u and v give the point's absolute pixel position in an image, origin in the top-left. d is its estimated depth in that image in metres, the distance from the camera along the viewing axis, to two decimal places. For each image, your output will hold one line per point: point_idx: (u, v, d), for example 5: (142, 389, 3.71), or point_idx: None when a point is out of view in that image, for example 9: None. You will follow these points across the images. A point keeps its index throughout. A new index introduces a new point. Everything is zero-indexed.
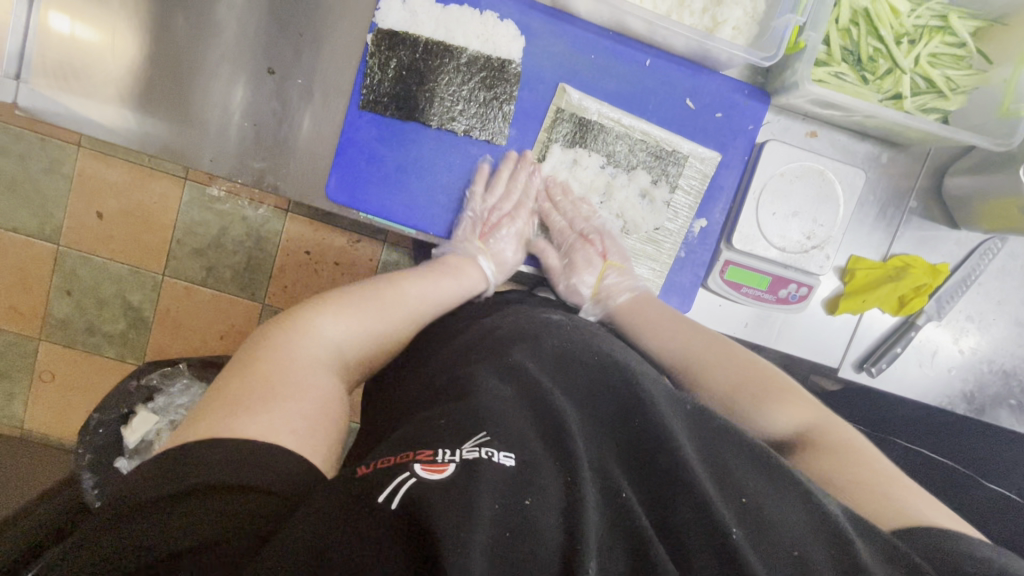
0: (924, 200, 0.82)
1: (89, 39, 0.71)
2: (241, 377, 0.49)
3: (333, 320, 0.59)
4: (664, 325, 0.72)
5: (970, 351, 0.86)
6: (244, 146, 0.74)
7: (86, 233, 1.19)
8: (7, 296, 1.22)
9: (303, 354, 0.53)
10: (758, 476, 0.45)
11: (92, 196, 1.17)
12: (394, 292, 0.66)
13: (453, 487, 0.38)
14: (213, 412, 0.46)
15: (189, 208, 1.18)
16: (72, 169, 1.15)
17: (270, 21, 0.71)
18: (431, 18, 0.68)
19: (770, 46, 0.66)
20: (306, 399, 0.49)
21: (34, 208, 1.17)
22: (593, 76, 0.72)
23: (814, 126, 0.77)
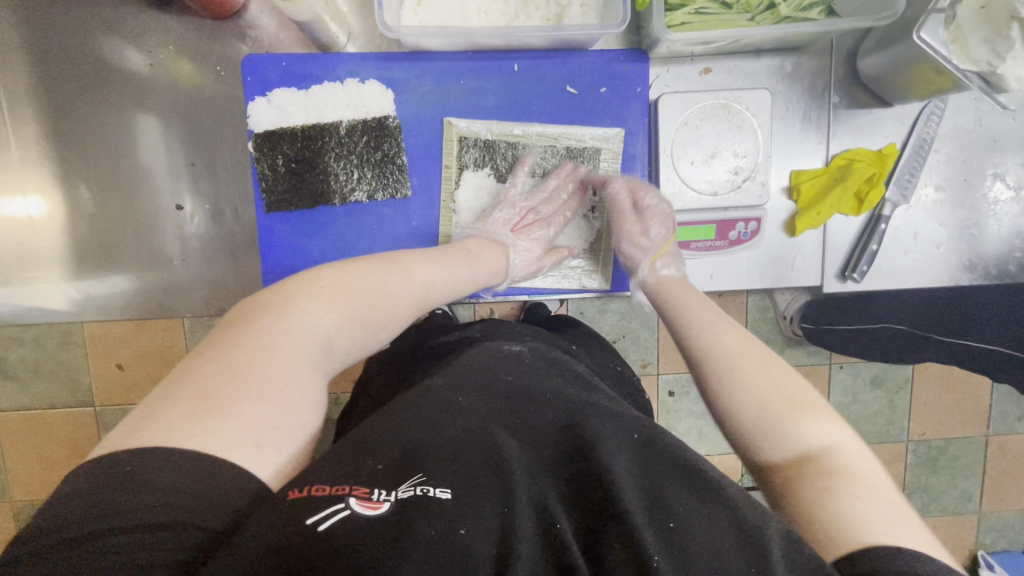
0: (846, 89, 0.78)
1: (16, 235, 0.77)
2: (216, 363, 0.46)
3: (324, 307, 0.54)
4: (743, 368, 0.57)
5: (954, 218, 0.82)
6: (183, 279, 0.79)
7: (113, 387, 1.26)
8: (67, 468, 1.30)
9: (287, 343, 0.49)
10: (688, 495, 0.44)
11: (106, 352, 1.24)
12: (384, 274, 0.61)
13: (386, 528, 0.39)
14: (174, 408, 0.43)
15: (194, 332, 1.24)
16: (81, 334, 1.23)
17: (166, 160, 0.76)
18: (299, 106, 0.70)
19: (617, 13, 0.65)
20: (278, 401, 0.46)
21: (62, 381, 1.25)
22: (470, 100, 0.72)
23: (705, 62, 0.75)
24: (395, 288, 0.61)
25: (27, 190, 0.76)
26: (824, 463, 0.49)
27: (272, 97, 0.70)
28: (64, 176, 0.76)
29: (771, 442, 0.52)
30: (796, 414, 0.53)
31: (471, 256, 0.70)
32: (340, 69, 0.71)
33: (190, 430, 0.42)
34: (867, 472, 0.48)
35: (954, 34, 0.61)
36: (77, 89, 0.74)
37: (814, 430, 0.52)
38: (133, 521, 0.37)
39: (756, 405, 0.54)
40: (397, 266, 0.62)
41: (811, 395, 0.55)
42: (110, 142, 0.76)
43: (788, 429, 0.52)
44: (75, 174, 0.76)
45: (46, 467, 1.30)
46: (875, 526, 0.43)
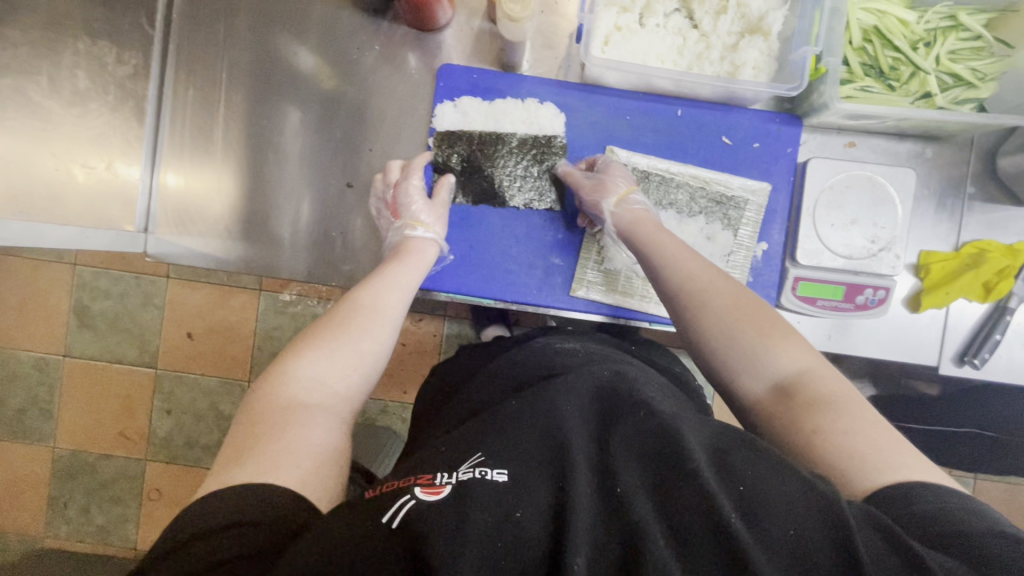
0: (981, 183, 0.82)
1: (198, 186, 0.84)
2: (243, 431, 0.49)
3: (314, 361, 0.56)
4: (709, 290, 0.61)
5: None
6: (326, 252, 0.84)
7: (179, 354, 1.31)
8: (115, 424, 1.32)
9: (292, 391, 0.53)
10: (739, 456, 0.43)
11: (181, 320, 1.31)
12: (364, 300, 0.64)
13: (446, 509, 0.40)
14: (220, 468, 0.46)
15: (265, 315, 1.30)
16: (163, 298, 1.30)
17: (342, 145, 0.84)
18: (481, 114, 0.78)
19: (794, 77, 0.72)
20: (301, 435, 0.49)
21: (134, 339, 1.31)
22: (632, 135, 0.79)
23: (850, 137, 0.80)
24: (388, 316, 0.64)
25: (221, 151, 0.84)
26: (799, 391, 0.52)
27: (458, 103, 0.78)
28: (256, 144, 0.84)
29: (747, 371, 0.56)
30: (765, 341, 0.56)
31: (417, 259, 0.72)
32: (523, 88, 0.79)
33: (275, 464, 0.46)
34: (840, 394, 0.50)
35: None
36: (282, 73, 0.84)
37: (786, 361, 0.54)
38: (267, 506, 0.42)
39: (725, 337, 0.58)
40: (375, 304, 0.64)
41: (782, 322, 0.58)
42: (274, 121, 0.84)
43: (765, 356, 0.55)
44: (265, 144, 0.84)
45: (96, 419, 1.33)
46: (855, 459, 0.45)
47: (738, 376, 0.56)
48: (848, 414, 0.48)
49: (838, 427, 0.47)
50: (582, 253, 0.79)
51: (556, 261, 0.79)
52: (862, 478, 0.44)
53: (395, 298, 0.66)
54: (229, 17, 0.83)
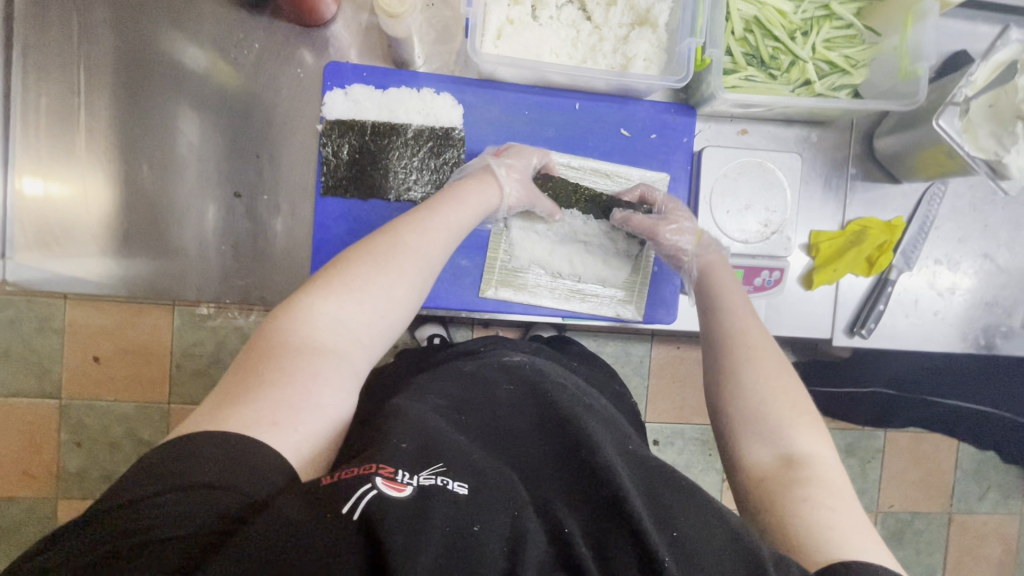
0: (862, 165, 0.87)
1: (64, 200, 0.76)
2: (240, 373, 0.47)
3: (328, 299, 0.52)
4: (755, 356, 0.61)
5: (948, 291, 0.90)
6: (224, 264, 0.79)
7: (88, 380, 1.15)
8: (18, 462, 1.17)
9: (305, 331, 0.50)
10: (656, 491, 0.48)
11: (86, 342, 1.14)
12: (413, 243, 0.59)
13: (408, 508, 0.39)
14: (201, 408, 0.44)
15: (183, 331, 1.16)
16: (62, 322, 1.13)
17: (228, 150, 0.78)
18: (373, 103, 0.74)
19: (680, 68, 0.72)
20: (302, 388, 0.46)
21: (28, 367, 1.14)
22: (531, 130, 0.78)
23: (742, 124, 0.83)
24: (426, 251, 0.60)
25: (86, 161, 0.77)
26: (797, 464, 0.54)
27: (349, 91, 0.74)
28: (127, 151, 0.78)
29: (755, 433, 0.57)
30: (789, 419, 0.56)
31: (480, 195, 0.68)
32: (417, 84, 0.76)
33: (273, 421, 0.43)
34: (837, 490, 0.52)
35: (966, 123, 0.71)
36: (150, 73, 0.77)
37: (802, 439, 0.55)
38: (226, 459, 0.40)
39: (757, 399, 0.58)
40: (418, 246, 0.59)
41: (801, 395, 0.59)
42: (161, 125, 0.78)
43: (783, 429, 0.56)
44: (138, 151, 0.78)
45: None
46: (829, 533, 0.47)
47: (748, 445, 0.56)
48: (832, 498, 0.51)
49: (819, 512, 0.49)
50: (490, 252, 0.78)
51: (463, 261, 0.78)
52: (817, 555, 0.46)
53: (436, 239, 0.61)
54: (84, 10, 0.75)
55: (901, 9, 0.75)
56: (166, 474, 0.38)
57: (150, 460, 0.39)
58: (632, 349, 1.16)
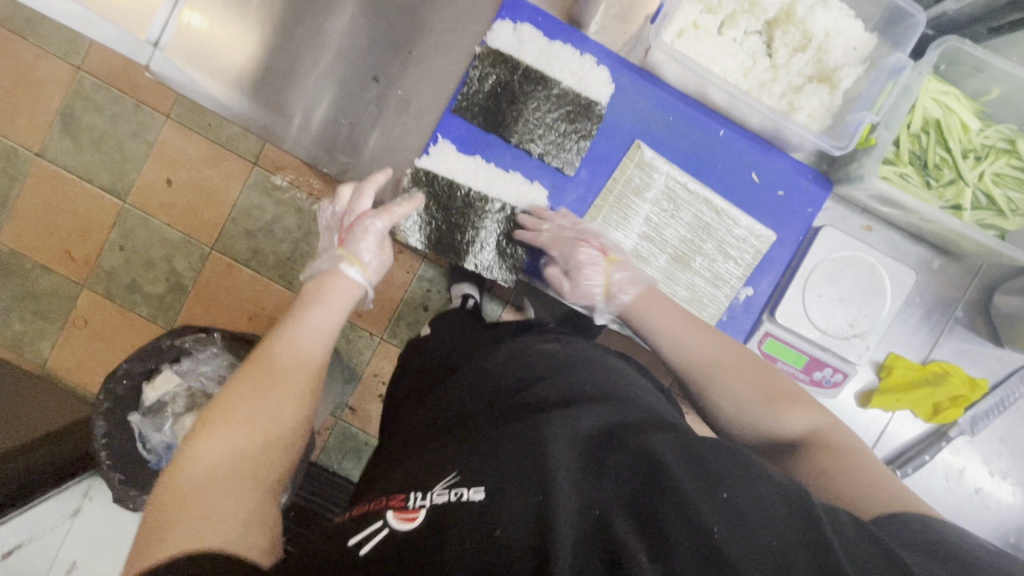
0: (970, 312, 0.83)
1: (240, 13, 0.79)
2: (168, 503, 0.46)
3: (225, 428, 0.51)
4: (726, 368, 0.63)
5: (998, 474, 0.84)
6: (334, 133, 0.82)
7: (153, 197, 1.20)
8: (63, 241, 1.21)
9: (218, 451, 0.50)
10: (682, 453, 0.43)
11: (167, 163, 1.19)
12: (288, 343, 0.60)
13: (419, 535, 0.39)
14: (144, 549, 0.44)
15: (250, 191, 1.19)
16: (156, 135, 1.18)
17: (383, 37, 0.81)
18: (536, 48, 0.75)
19: (842, 137, 0.70)
20: (220, 500, 0.46)
21: (110, 163, 1.19)
22: (667, 137, 0.77)
23: (870, 221, 0.80)
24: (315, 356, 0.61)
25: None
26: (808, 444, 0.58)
27: (519, 27, 0.74)
28: (303, 2, 0.80)
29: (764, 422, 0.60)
30: (774, 410, 0.60)
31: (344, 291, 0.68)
32: (582, 48, 0.75)
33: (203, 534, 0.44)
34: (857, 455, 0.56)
35: None
36: None
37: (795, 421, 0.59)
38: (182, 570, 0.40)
39: (741, 409, 0.61)
40: (290, 343, 0.60)
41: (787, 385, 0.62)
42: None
43: (775, 421, 0.60)
44: (309, 6, 0.80)
45: (45, 230, 1.21)
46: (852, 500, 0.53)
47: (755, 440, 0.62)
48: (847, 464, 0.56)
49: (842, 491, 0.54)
50: None
51: None
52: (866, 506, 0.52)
53: (320, 332, 0.62)
54: None
55: None
56: None
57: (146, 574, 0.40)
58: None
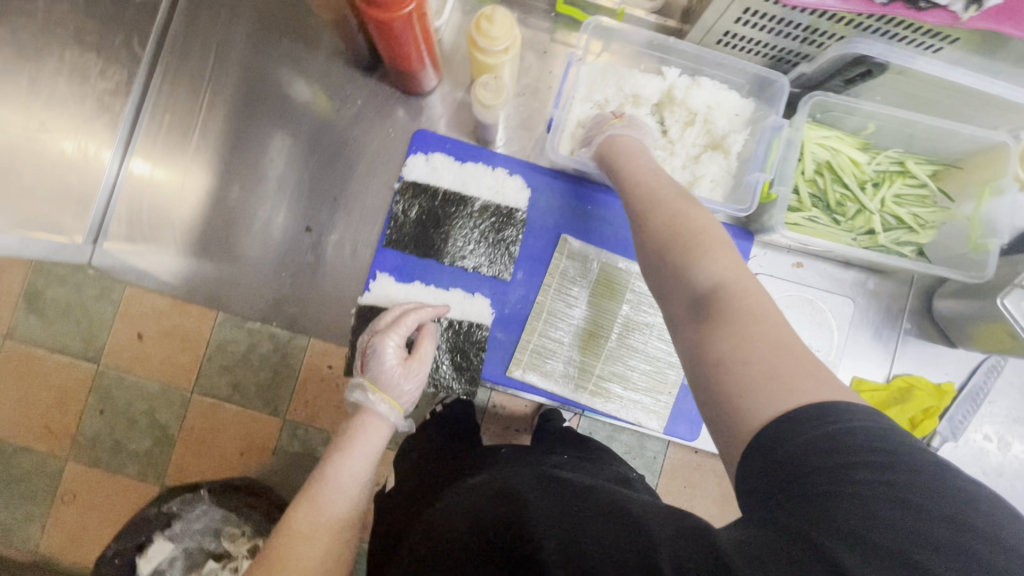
0: (917, 320, 0.86)
1: (163, 182, 0.84)
2: None
3: None
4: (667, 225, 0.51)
5: (992, 471, 0.85)
6: (279, 280, 0.84)
7: (126, 354, 1.19)
8: (43, 416, 1.19)
9: None
10: (614, 536, 0.35)
11: (136, 318, 1.19)
12: (319, 506, 0.57)
13: None
14: None
15: (222, 327, 1.18)
16: (120, 295, 1.19)
17: (311, 185, 0.85)
18: (450, 173, 0.80)
19: (745, 198, 0.75)
20: None
21: (80, 329, 1.20)
22: (588, 226, 0.81)
23: (798, 257, 0.84)
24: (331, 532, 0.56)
25: (193, 153, 0.85)
26: (718, 305, 0.44)
27: (430, 158, 0.80)
28: (224, 171, 0.85)
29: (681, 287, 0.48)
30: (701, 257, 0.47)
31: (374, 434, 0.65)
32: (493, 164, 0.81)
33: None
34: (786, 339, 0.41)
35: None
36: (264, 103, 0.85)
37: (715, 270, 0.46)
38: None
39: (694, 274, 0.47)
40: (319, 506, 0.57)
41: (714, 235, 0.49)
42: (262, 146, 0.85)
43: (701, 266, 0.47)
44: (232, 173, 0.85)
45: (24, 407, 1.20)
46: (771, 383, 0.38)
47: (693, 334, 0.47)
48: (769, 342, 0.40)
49: (741, 385, 0.39)
50: (526, 332, 0.79)
51: (499, 335, 0.80)
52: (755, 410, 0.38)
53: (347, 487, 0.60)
54: (223, 43, 0.85)
55: (980, 180, 0.75)
56: None
57: None
58: (647, 446, 1.11)
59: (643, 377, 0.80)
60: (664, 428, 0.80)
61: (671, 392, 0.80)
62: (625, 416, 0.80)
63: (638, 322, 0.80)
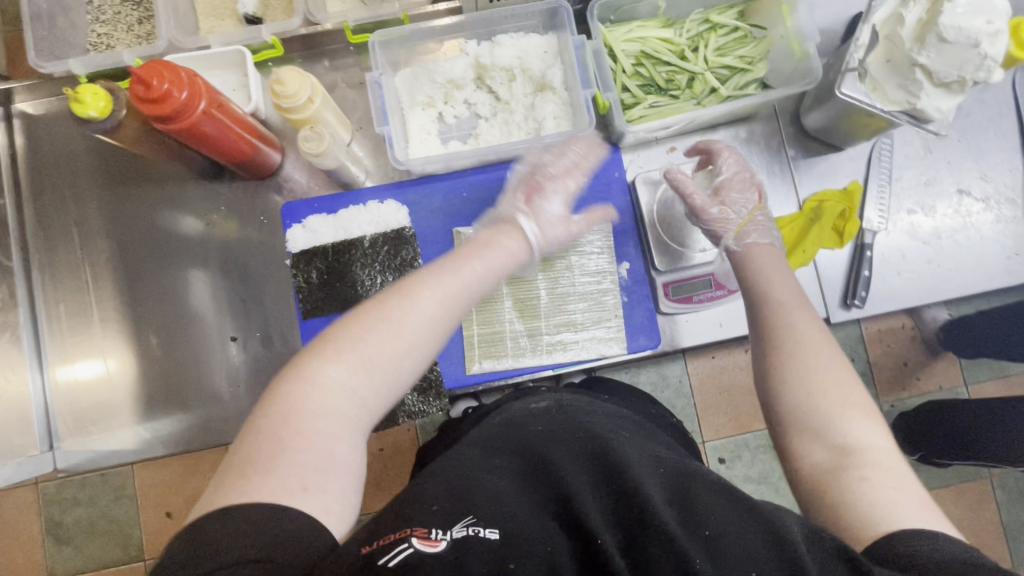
0: (799, 144, 0.89)
1: (87, 367, 0.86)
2: (278, 446, 0.46)
3: (343, 369, 0.51)
4: (816, 373, 0.56)
5: (934, 236, 0.88)
6: (236, 399, 0.86)
7: (164, 538, 1.20)
8: None
9: (317, 405, 0.49)
10: (735, 518, 0.44)
11: (157, 502, 1.20)
12: (428, 297, 0.56)
13: (445, 563, 0.40)
14: (230, 472, 0.46)
15: None
16: (133, 487, 1.20)
17: (223, 301, 0.88)
18: (330, 227, 0.83)
19: (584, 117, 0.79)
20: (316, 465, 0.47)
21: (113, 538, 1.20)
22: (473, 209, 0.85)
23: (669, 143, 0.88)
24: (429, 321, 0.55)
25: (101, 329, 0.87)
26: (859, 456, 0.51)
27: (306, 223, 0.83)
28: (138, 330, 0.87)
29: (816, 424, 0.54)
30: (843, 405, 0.54)
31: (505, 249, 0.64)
32: (363, 200, 0.84)
33: (303, 485, 0.45)
34: (912, 493, 0.48)
35: (872, 84, 0.72)
36: (146, 252, 0.88)
37: (866, 427, 0.53)
38: (268, 544, 0.40)
39: (831, 419, 0.54)
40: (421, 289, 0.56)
41: (861, 398, 0.55)
42: (165, 289, 0.88)
43: (838, 413, 0.54)
44: (147, 327, 0.87)
45: None
46: (876, 510, 0.46)
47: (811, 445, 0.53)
48: (898, 491, 0.48)
49: (871, 495, 0.47)
50: (466, 326, 0.82)
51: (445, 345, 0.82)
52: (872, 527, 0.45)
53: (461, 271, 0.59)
54: (82, 219, 0.88)
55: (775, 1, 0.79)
56: (216, 537, 0.39)
57: (200, 527, 0.40)
58: (669, 370, 1.13)
59: (593, 311, 0.83)
60: (628, 348, 0.83)
61: (620, 312, 0.83)
62: (590, 355, 0.82)
63: (567, 265, 0.83)
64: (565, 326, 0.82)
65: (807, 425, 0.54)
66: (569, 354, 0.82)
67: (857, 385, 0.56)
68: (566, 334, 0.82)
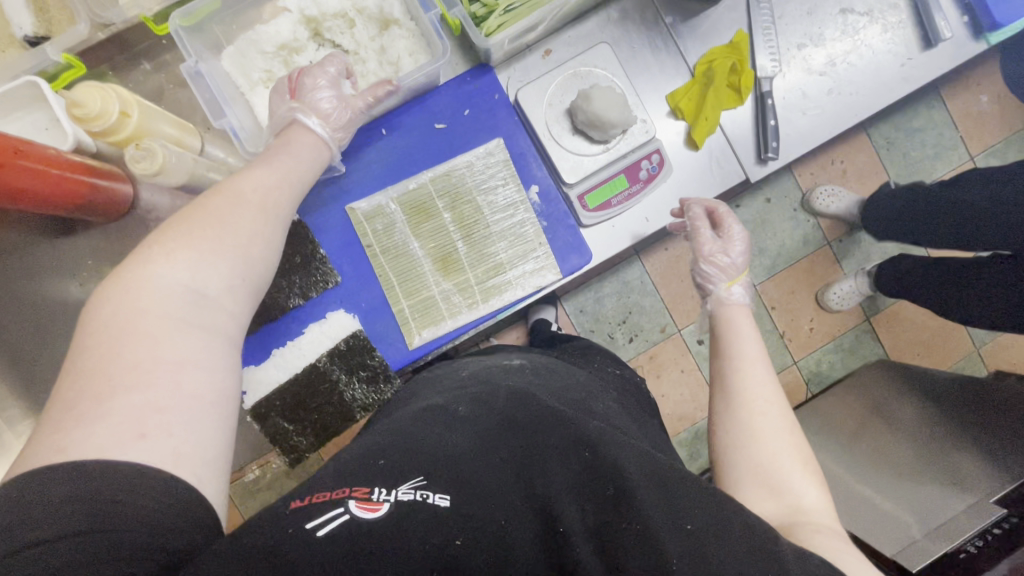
0: (674, 8, 0.83)
1: None
2: (101, 382, 0.37)
3: (169, 264, 0.43)
4: (765, 440, 0.53)
5: (830, 64, 0.85)
6: None
7: None
8: None
9: (146, 317, 0.40)
10: (713, 521, 0.38)
11: None
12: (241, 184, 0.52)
13: (392, 531, 0.36)
14: (48, 437, 0.36)
15: None
16: None
17: None
18: None
19: (437, 43, 0.71)
20: (157, 388, 0.38)
21: None
22: (361, 181, 0.78)
23: (542, 47, 0.81)
24: (257, 209, 0.51)
25: None
26: (807, 516, 0.47)
27: None
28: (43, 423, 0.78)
29: (764, 479, 0.51)
30: (798, 469, 0.51)
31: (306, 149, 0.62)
32: None
33: (140, 433, 0.36)
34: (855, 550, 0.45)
35: None
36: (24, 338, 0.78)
37: (795, 473, 0.51)
38: (130, 498, 0.34)
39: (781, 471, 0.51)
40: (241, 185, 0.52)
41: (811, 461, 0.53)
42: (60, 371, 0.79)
43: (791, 473, 0.51)
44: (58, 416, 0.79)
45: None
46: (840, 555, 0.42)
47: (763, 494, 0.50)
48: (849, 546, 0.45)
49: (831, 546, 0.43)
50: (393, 302, 0.78)
51: (379, 329, 0.78)
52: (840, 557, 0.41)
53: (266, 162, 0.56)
54: None
55: None
56: (52, 513, 0.32)
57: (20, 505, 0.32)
58: (628, 274, 1.12)
59: (515, 245, 0.79)
60: (562, 271, 0.80)
61: (543, 238, 0.79)
62: (527, 291, 0.79)
63: (475, 206, 0.78)
64: (492, 269, 0.79)
65: (757, 472, 0.52)
66: (506, 297, 0.79)
67: (808, 455, 0.54)
68: (497, 276, 0.79)
